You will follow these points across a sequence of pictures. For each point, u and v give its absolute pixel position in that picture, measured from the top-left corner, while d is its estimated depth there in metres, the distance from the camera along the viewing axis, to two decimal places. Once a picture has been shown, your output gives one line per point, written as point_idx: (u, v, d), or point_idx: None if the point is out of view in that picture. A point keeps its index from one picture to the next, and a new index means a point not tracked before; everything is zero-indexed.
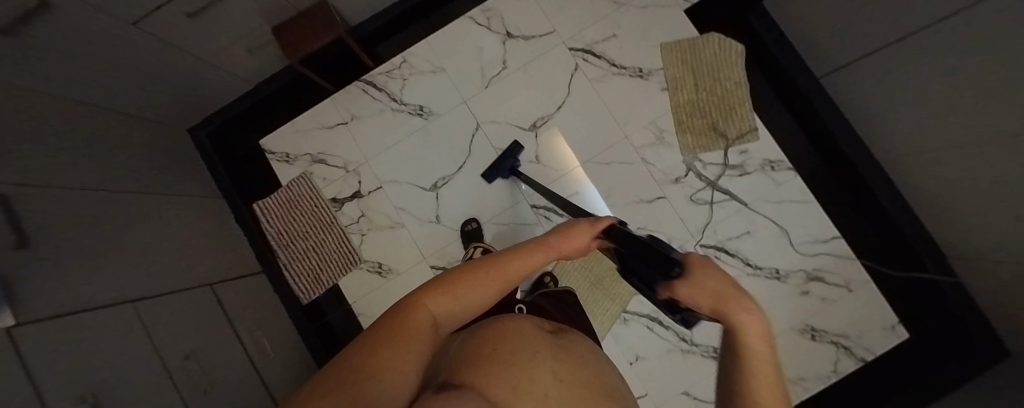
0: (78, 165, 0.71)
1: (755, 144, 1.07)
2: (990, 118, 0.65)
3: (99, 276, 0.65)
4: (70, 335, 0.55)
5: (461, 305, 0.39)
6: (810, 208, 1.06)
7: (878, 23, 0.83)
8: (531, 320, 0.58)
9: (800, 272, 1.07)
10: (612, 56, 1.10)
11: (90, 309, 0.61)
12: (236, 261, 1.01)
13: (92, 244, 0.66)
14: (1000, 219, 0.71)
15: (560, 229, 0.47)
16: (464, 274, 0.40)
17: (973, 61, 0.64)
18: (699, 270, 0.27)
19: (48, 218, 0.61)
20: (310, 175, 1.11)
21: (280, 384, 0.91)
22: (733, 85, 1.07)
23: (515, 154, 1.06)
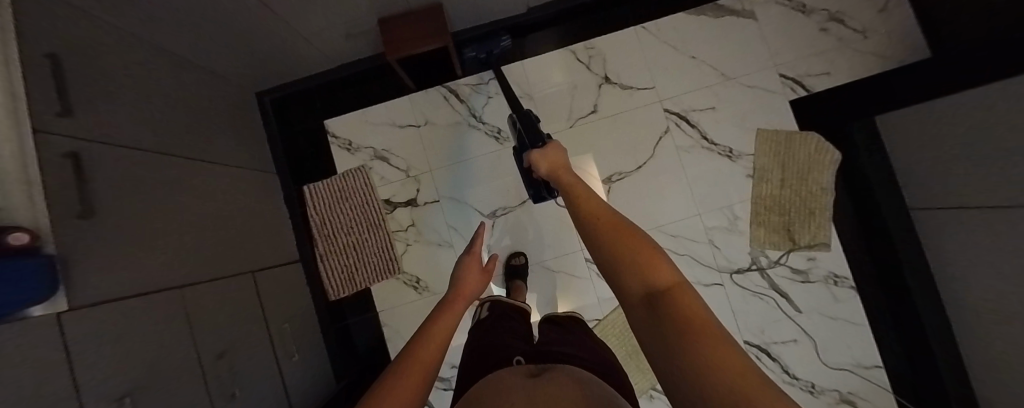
0: (151, 128, 0.65)
1: (824, 254, 1.04)
2: None
3: (155, 260, 0.60)
4: (115, 335, 0.49)
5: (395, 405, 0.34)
6: (860, 331, 1.04)
7: (962, 188, 0.83)
8: (513, 390, 0.43)
9: (835, 391, 1.03)
10: (705, 128, 1.06)
11: (144, 299, 0.56)
12: (279, 245, 0.96)
13: (151, 222, 0.61)
14: None
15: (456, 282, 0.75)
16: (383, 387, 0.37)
17: None
18: (552, 149, 0.71)
19: (114, 190, 0.55)
20: (368, 169, 1.06)
21: (298, 389, 0.86)
22: (819, 191, 1.04)
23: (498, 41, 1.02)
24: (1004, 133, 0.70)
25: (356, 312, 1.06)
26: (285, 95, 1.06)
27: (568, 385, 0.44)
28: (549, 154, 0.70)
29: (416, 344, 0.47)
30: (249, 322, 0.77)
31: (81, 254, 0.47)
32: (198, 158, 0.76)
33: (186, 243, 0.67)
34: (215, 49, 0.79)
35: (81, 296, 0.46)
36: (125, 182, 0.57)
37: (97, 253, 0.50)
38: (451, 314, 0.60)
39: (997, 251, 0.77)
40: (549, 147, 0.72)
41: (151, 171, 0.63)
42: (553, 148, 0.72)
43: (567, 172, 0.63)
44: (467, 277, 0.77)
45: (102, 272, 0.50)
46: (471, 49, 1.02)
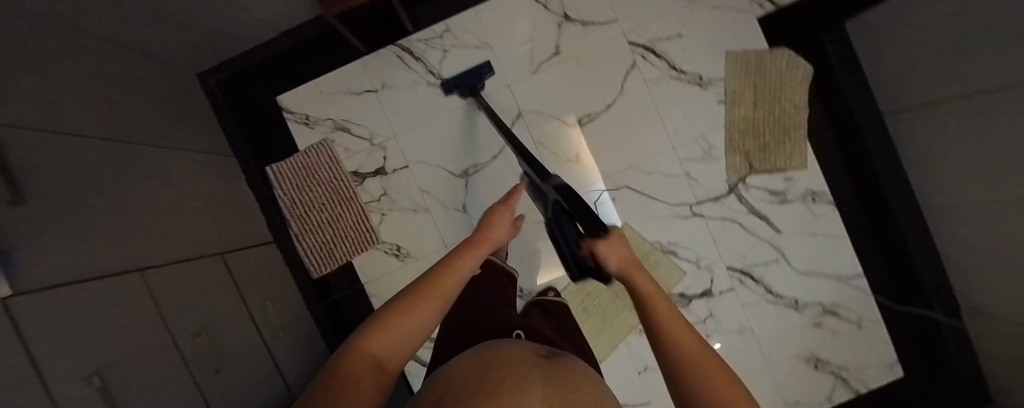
0: (89, 112, 0.63)
1: (801, 172, 1.03)
2: None
3: (112, 243, 0.59)
4: (83, 312, 0.49)
5: (407, 330, 0.41)
6: (841, 245, 1.05)
7: (934, 83, 0.81)
8: (520, 354, 0.37)
9: (817, 304, 1.07)
10: (673, 58, 1.02)
11: (106, 280, 0.55)
12: (250, 228, 0.95)
13: (99, 205, 0.59)
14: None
15: (486, 223, 0.69)
16: (407, 304, 0.44)
17: None
18: (616, 239, 0.51)
19: (57, 171, 0.53)
20: (331, 142, 1.02)
21: (290, 362, 0.87)
22: (793, 109, 1.01)
23: (481, 74, 0.98)
24: (966, 14, 0.67)
25: (343, 286, 1.07)
26: (231, 76, 1.01)
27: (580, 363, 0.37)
28: (618, 249, 0.49)
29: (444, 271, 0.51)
30: (225, 301, 0.77)
31: (32, 232, 0.46)
32: (140, 143, 0.72)
33: (140, 226, 0.65)
34: (147, 27, 0.75)
35: (45, 273, 0.46)
36: (66, 163, 0.55)
37: (52, 234, 0.49)
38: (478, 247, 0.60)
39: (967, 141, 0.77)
40: (614, 240, 0.50)
41: (90, 152, 0.61)
42: (618, 239, 0.51)
43: (641, 274, 0.44)
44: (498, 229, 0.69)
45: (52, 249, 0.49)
46: (452, 86, 0.98)
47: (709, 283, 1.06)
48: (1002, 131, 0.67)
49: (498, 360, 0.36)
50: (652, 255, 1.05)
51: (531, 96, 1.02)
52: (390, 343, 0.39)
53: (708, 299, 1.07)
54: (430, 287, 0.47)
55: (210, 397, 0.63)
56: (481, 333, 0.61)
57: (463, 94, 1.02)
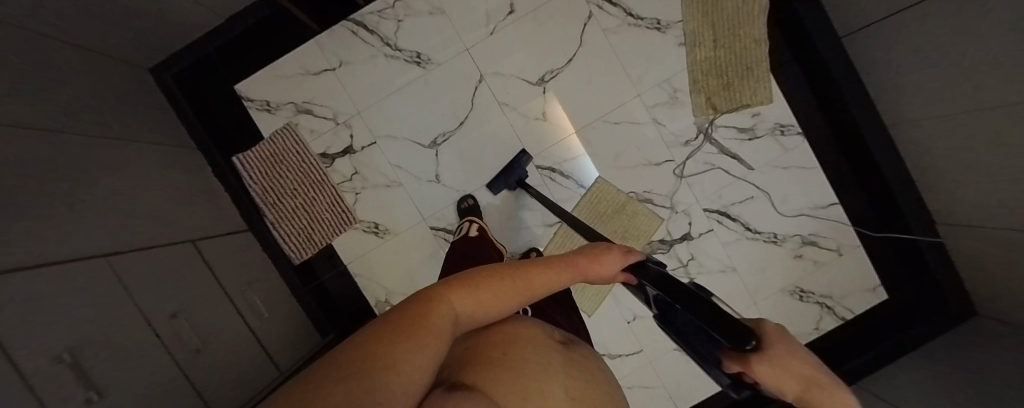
0: (49, 104, 0.63)
1: (768, 107, 1.04)
2: (996, 88, 0.66)
3: (81, 227, 0.60)
4: (52, 287, 0.50)
5: (478, 304, 0.38)
6: (814, 174, 1.06)
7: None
8: (544, 341, 0.49)
9: (796, 236, 1.08)
10: (629, 4, 1.01)
11: (74, 260, 0.56)
12: (222, 219, 0.94)
13: (69, 192, 0.60)
14: (999, 186, 0.73)
15: (590, 252, 0.48)
16: (491, 276, 0.40)
17: (983, 28, 0.64)
18: (779, 346, 0.19)
19: (26, 155, 0.54)
20: (295, 126, 1.01)
21: (276, 343, 0.88)
22: (753, 43, 1.01)
23: (522, 163, 1.01)
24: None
25: (326, 270, 1.07)
26: (184, 68, 0.99)
27: (587, 362, 0.50)
28: (790, 371, 0.18)
29: (542, 268, 0.44)
30: (201, 286, 0.77)
31: (5, 206, 0.47)
32: (100, 133, 0.72)
33: (105, 212, 0.65)
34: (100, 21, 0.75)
35: (21, 249, 0.47)
36: (33, 149, 0.56)
37: (24, 214, 0.50)
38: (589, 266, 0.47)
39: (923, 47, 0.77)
40: (774, 353, 0.19)
41: (56, 139, 0.61)
42: (781, 344, 0.20)
43: None
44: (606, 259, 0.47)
45: (26, 226, 0.50)
46: (499, 184, 1.01)
47: (688, 227, 1.07)
48: (957, 26, 0.68)
49: (528, 338, 0.48)
50: (629, 205, 1.05)
51: (491, 59, 1.02)
52: (462, 307, 0.36)
53: (688, 243, 1.08)
54: (516, 274, 0.42)
55: (191, 374, 0.64)
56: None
57: (422, 64, 1.01)
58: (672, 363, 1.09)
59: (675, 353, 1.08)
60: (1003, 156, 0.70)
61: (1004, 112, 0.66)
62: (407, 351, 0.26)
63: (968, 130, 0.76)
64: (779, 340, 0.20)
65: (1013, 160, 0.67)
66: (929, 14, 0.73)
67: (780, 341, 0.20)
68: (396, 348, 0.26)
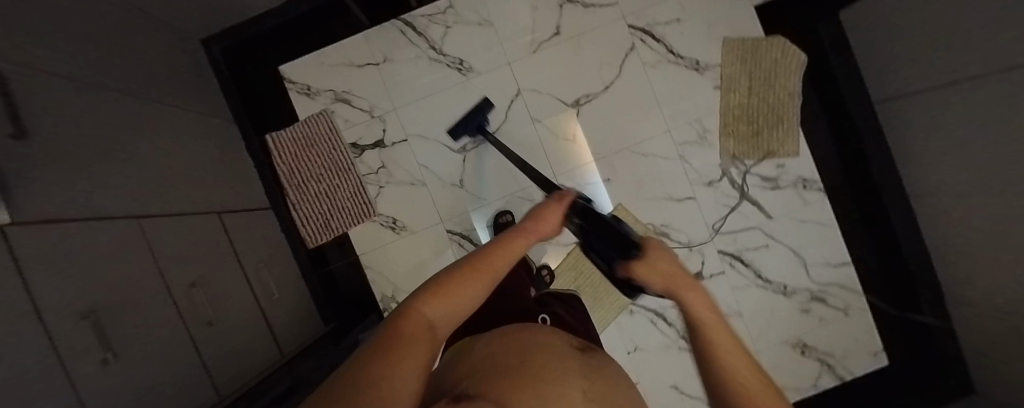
0: (99, 63, 0.65)
1: (793, 159, 1.05)
2: (1000, 178, 0.69)
3: (118, 187, 0.61)
4: (80, 243, 0.50)
5: (455, 303, 0.42)
6: (830, 232, 1.07)
7: (917, 71, 0.84)
8: (550, 344, 0.49)
9: (805, 290, 1.09)
10: (671, 42, 1.04)
11: (104, 218, 0.56)
12: (247, 194, 0.95)
13: (107, 151, 0.61)
14: (997, 271, 0.76)
15: (533, 215, 0.62)
16: (452, 280, 0.44)
17: (991, 121, 0.67)
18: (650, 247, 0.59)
19: (66, 110, 0.55)
20: (331, 113, 1.03)
21: (282, 324, 0.89)
22: (786, 96, 1.03)
23: (485, 112, 1.01)
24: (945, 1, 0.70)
25: (337, 258, 1.10)
26: (232, 46, 1.02)
27: (596, 353, 0.53)
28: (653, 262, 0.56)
29: (496, 248, 0.52)
30: (221, 260, 0.77)
31: (35, 161, 0.47)
32: (145, 98, 0.74)
33: (142, 177, 0.66)
34: None
35: (49, 203, 0.48)
36: (74, 106, 0.57)
37: (56, 168, 0.51)
38: (525, 238, 0.57)
39: (946, 127, 0.80)
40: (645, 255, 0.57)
41: (100, 100, 0.63)
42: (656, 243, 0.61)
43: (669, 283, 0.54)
44: (547, 217, 0.62)
45: (57, 182, 0.50)
46: (460, 131, 1.00)
47: (700, 265, 1.08)
48: (975, 114, 0.71)
49: (535, 338, 0.51)
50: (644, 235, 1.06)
51: (531, 76, 1.04)
52: (438, 312, 0.40)
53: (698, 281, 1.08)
54: (474, 272, 0.46)
55: (201, 348, 0.64)
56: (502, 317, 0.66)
57: (464, 71, 1.04)
58: (666, 400, 1.08)
59: (671, 390, 1.08)
60: (1005, 246, 0.72)
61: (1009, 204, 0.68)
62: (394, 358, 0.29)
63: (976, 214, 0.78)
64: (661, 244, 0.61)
65: (1014, 250, 0.70)
66: (952, 97, 0.76)
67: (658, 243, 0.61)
68: (386, 360, 0.28)
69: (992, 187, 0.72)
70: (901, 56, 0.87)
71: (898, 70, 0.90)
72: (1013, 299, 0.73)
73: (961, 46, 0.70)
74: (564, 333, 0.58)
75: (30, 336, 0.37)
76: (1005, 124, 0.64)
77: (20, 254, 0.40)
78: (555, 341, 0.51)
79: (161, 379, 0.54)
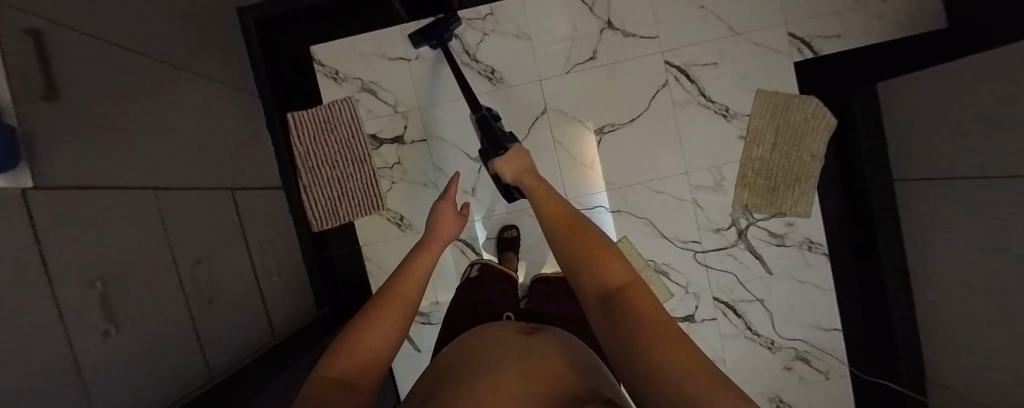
0: (135, 26, 0.64)
1: (803, 220, 1.06)
2: (1002, 280, 0.70)
3: (139, 155, 0.60)
4: (96, 213, 0.50)
5: (368, 348, 0.42)
6: (825, 296, 1.08)
7: (941, 159, 0.84)
8: (504, 327, 0.49)
9: (791, 348, 1.10)
10: (705, 84, 1.03)
11: (123, 188, 0.56)
12: (261, 170, 0.95)
13: (133, 119, 0.61)
14: (980, 366, 0.77)
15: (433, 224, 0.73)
16: (360, 329, 0.44)
17: (1005, 223, 0.68)
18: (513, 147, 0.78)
19: (99, 75, 0.55)
20: (355, 102, 1.03)
21: (277, 304, 0.89)
22: (808, 157, 1.03)
23: (450, 25, 0.98)
24: (984, 100, 0.70)
25: (338, 243, 1.08)
26: (268, 14, 1.03)
27: (548, 336, 0.46)
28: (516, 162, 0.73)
29: (401, 276, 0.56)
30: (229, 237, 0.78)
31: (62, 128, 0.47)
32: (175, 65, 0.73)
33: (162, 147, 0.66)
34: None
35: (73, 171, 0.48)
36: (107, 70, 0.57)
37: (83, 135, 0.50)
38: (428, 253, 0.64)
39: (959, 218, 0.80)
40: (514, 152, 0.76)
41: (131, 65, 0.62)
42: (520, 153, 0.76)
43: (531, 177, 0.69)
44: (447, 220, 0.75)
45: (82, 150, 0.50)
46: (421, 39, 0.98)
47: (694, 309, 1.09)
48: (989, 213, 0.72)
49: (480, 342, 0.44)
50: (644, 271, 1.07)
51: (560, 96, 1.04)
52: (352, 367, 0.39)
53: (689, 324, 1.09)
54: (390, 298, 0.50)
55: (199, 324, 0.64)
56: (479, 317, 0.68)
57: (495, 81, 1.04)
58: None
59: None
60: (994, 347, 0.73)
61: (1005, 310, 0.69)
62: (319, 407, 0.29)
63: (970, 309, 0.79)
64: (524, 154, 0.76)
65: (1003, 351, 0.71)
66: (972, 191, 0.76)
67: (518, 152, 0.76)
68: None
69: (992, 287, 0.72)
70: (928, 139, 0.87)
71: (922, 152, 0.90)
72: (990, 397, 0.74)
73: (988, 146, 0.70)
74: (518, 325, 0.51)
75: (36, 309, 0.37)
76: (1020, 233, 0.65)
77: (36, 225, 0.40)
78: (503, 337, 0.44)
79: (156, 354, 0.55)
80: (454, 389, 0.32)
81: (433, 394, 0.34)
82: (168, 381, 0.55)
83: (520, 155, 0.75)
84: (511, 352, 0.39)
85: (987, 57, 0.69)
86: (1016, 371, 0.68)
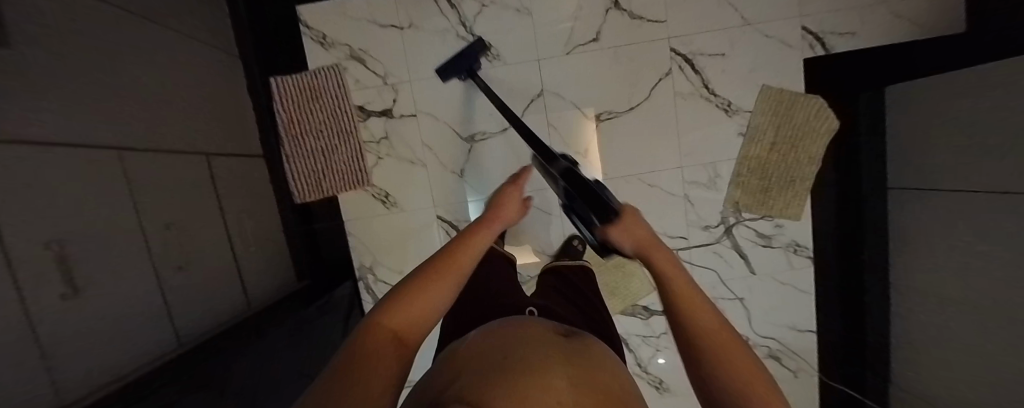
0: None
1: (793, 223, 1.05)
2: (979, 295, 0.70)
3: (103, 111, 0.57)
4: (57, 170, 0.47)
5: (417, 311, 0.37)
6: (806, 299, 1.10)
7: (936, 170, 0.82)
8: (535, 324, 0.46)
9: (765, 347, 1.12)
10: (709, 76, 0.99)
11: (88, 145, 0.53)
12: (240, 136, 0.91)
13: (97, 71, 0.57)
14: (943, 376, 0.79)
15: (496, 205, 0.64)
16: (414, 288, 0.39)
17: (993, 240, 0.67)
18: (627, 209, 0.49)
19: (58, 18, 0.50)
20: (343, 70, 0.98)
21: (254, 274, 0.88)
22: (805, 160, 1.01)
23: (475, 52, 0.94)
24: (988, 112, 0.67)
25: (323, 217, 1.08)
26: None
27: (591, 348, 0.41)
28: (631, 235, 0.46)
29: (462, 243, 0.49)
30: (203, 204, 0.75)
31: (18, 77, 0.43)
32: (142, 15, 0.68)
33: (127, 104, 0.62)
34: None
35: (36, 123, 0.45)
36: (66, 14, 0.52)
37: (44, 85, 0.47)
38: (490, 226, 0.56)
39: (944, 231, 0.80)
40: (626, 223, 0.46)
41: (91, 9, 0.57)
42: (635, 221, 0.47)
43: (660, 252, 0.43)
44: (510, 206, 0.66)
45: (44, 99, 0.47)
46: (448, 71, 0.94)
47: None
48: (975, 229, 0.71)
49: (517, 338, 0.39)
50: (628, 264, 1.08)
51: (558, 78, 0.99)
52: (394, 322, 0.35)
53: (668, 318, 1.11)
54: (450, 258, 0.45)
55: (168, 292, 0.63)
56: (487, 308, 0.65)
57: (490, 58, 0.98)
58: None
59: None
60: (956, 359, 0.74)
61: (974, 324, 0.70)
62: (360, 376, 0.26)
63: (936, 320, 0.81)
64: (645, 225, 0.47)
65: (969, 363, 0.72)
66: (962, 205, 0.75)
67: (638, 223, 0.47)
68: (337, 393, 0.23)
69: (964, 302, 0.73)
70: (925, 150, 0.85)
71: (916, 163, 0.88)
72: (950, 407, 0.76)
73: (985, 161, 0.69)
74: (553, 328, 0.46)
75: None
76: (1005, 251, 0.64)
77: None
78: (542, 337, 0.40)
79: (119, 320, 0.53)
80: (493, 369, 0.29)
81: (467, 379, 0.29)
82: (132, 348, 0.54)
83: (643, 222, 0.47)
84: (552, 349, 0.35)
85: (1002, 66, 0.65)
86: (972, 381, 0.70)
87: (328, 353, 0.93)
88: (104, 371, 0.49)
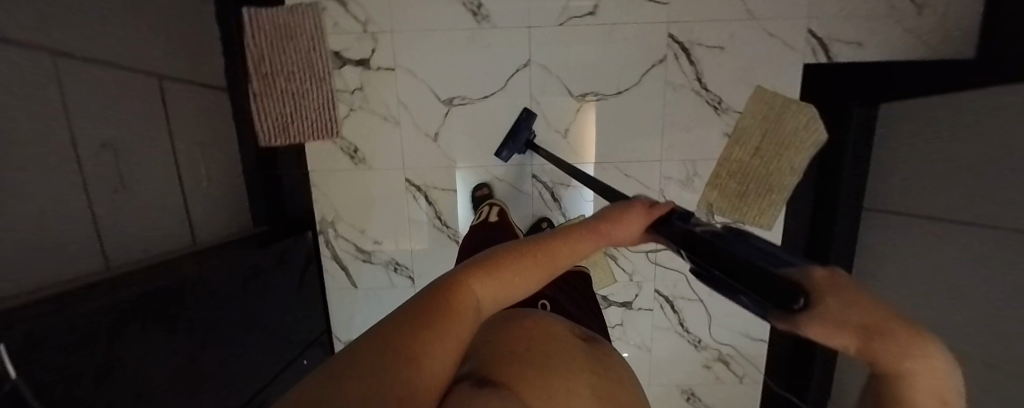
0: None
1: (762, 232, 1.04)
2: (955, 329, 0.67)
3: (42, 9, 0.52)
4: None
5: (506, 287, 0.31)
6: None
7: (917, 196, 0.80)
8: (556, 316, 0.46)
9: (715, 350, 1.13)
10: (703, 69, 0.95)
11: (21, 42, 0.49)
12: (201, 65, 0.85)
13: None
14: None
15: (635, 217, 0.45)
16: (512, 256, 0.33)
17: (981, 274, 0.63)
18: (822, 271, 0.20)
19: None
20: (322, 10, 0.93)
21: (202, 211, 0.85)
22: (787, 170, 0.98)
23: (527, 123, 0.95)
24: (995, 140, 0.63)
25: (289, 164, 1.04)
26: None
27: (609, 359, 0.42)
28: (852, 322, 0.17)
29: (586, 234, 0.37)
30: (147, 126, 0.71)
31: None
32: None
33: (69, 3, 0.56)
34: None
35: None
36: None
37: None
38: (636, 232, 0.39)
39: (918, 258, 0.78)
40: (838, 297, 0.18)
41: None
42: (879, 323, 0.17)
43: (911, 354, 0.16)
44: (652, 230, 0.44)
45: None
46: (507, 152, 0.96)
47: (633, 296, 1.10)
48: (960, 260, 0.68)
49: (547, 330, 0.41)
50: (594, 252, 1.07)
51: (546, 50, 0.94)
52: (482, 292, 0.30)
53: (625, 310, 1.11)
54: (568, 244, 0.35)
55: (99, 212, 0.60)
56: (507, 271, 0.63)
57: (478, 17, 0.92)
58: None
59: None
60: None
61: None
62: (438, 338, 0.25)
63: None
64: (927, 348, 0.16)
65: None
66: (944, 235, 0.72)
67: (922, 360, 0.16)
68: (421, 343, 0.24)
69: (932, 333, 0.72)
70: (910, 173, 0.83)
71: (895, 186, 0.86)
72: None
73: (981, 192, 0.65)
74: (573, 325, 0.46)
75: None
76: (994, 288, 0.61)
77: None
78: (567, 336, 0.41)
79: (40, 234, 0.50)
80: (523, 368, 0.32)
81: (501, 367, 0.32)
82: (46, 265, 0.51)
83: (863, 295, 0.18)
84: (577, 362, 0.36)
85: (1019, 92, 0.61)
86: None
87: (281, 300, 0.92)
88: (13, 283, 0.46)
